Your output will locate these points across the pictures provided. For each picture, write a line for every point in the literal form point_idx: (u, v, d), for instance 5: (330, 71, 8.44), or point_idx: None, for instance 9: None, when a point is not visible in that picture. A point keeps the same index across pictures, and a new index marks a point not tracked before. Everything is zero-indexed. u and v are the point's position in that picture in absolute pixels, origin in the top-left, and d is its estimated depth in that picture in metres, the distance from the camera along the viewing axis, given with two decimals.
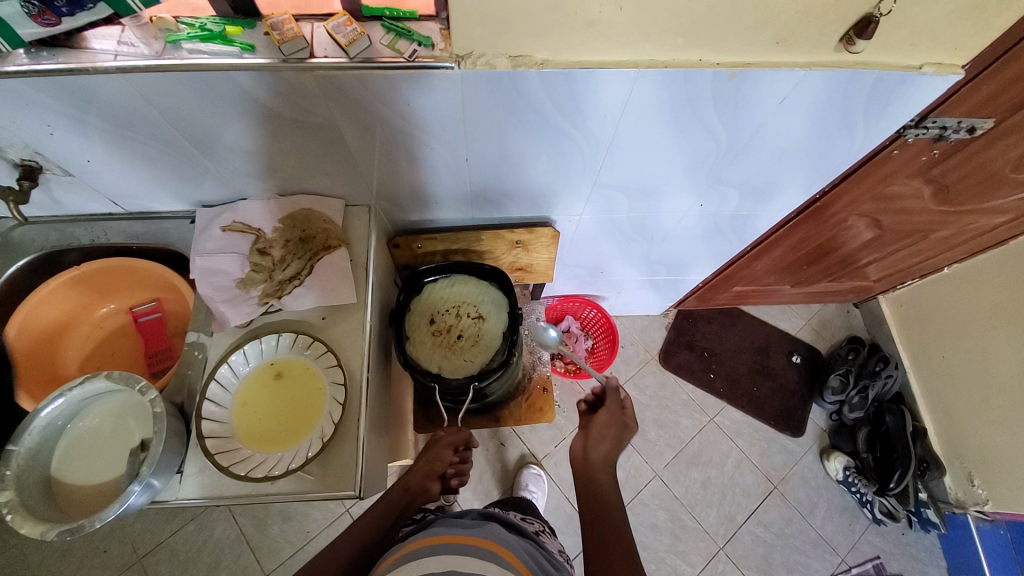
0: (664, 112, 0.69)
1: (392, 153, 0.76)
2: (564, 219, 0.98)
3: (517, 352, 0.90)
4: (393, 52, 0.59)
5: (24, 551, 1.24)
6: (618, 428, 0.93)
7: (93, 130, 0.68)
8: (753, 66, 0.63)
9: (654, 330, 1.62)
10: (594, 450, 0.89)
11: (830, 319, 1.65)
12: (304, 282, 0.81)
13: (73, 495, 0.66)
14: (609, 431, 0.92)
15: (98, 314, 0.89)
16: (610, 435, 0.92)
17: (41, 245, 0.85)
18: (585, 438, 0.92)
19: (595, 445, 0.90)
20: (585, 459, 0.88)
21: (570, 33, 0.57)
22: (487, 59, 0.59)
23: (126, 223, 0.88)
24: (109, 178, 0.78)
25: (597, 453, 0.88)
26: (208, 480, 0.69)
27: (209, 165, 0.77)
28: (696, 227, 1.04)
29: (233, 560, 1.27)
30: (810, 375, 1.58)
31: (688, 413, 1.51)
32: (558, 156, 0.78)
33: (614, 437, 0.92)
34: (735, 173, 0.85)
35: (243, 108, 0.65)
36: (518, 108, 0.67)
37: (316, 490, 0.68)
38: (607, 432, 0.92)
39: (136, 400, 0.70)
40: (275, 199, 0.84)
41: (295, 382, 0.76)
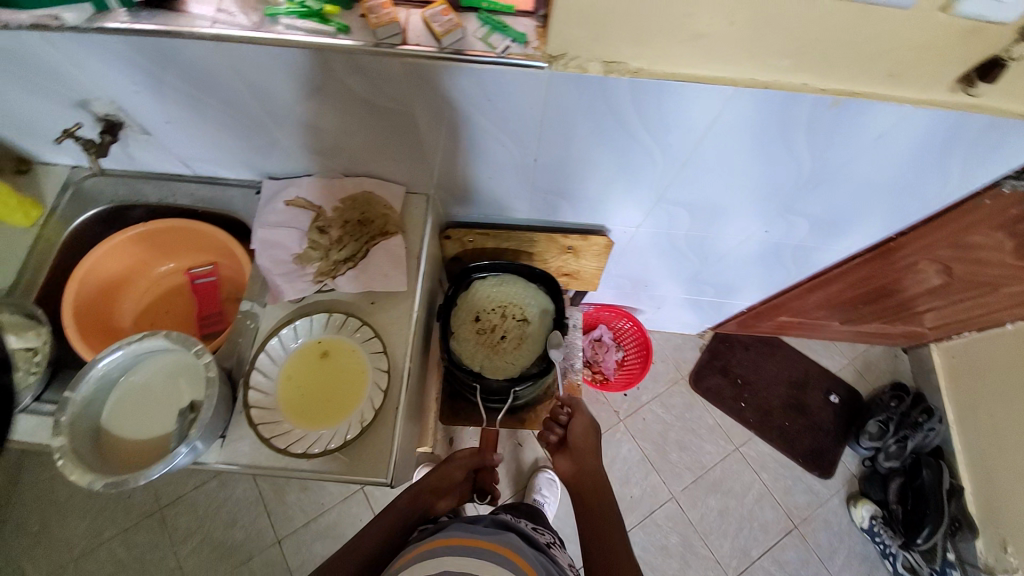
0: (752, 133, 0.66)
1: (463, 146, 0.75)
2: (619, 230, 0.96)
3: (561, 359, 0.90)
4: (485, 46, 0.58)
5: (57, 484, 1.30)
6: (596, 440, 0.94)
7: (178, 93, 0.69)
8: (859, 96, 0.60)
9: (688, 350, 1.58)
10: (588, 461, 0.89)
11: (874, 361, 1.59)
12: (358, 264, 0.81)
13: (120, 449, 0.67)
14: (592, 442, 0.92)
15: (157, 272, 0.92)
16: (591, 446, 0.91)
17: (111, 197, 0.88)
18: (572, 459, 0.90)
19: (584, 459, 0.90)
20: (577, 475, 0.88)
21: (672, 44, 0.55)
22: (580, 62, 0.58)
23: (193, 186, 0.89)
24: (184, 140, 0.80)
25: (594, 463, 0.89)
26: (247, 448, 0.69)
27: (281, 139, 0.77)
28: (756, 253, 1.00)
29: (247, 523, 1.30)
30: (847, 417, 1.52)
31: (714, 439, 1.47)
32: (630, 166, 0.75)
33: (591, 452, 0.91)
34: (809, 204, 0.82)
35: (326, 87, 0.65)
36: (602, 114, 0.65)
37: (349, 474, 0.68)
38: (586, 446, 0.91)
39: (189, 361, 0.72)
40: (339, 178, 0.85)
41: (337, 362, 0.77)
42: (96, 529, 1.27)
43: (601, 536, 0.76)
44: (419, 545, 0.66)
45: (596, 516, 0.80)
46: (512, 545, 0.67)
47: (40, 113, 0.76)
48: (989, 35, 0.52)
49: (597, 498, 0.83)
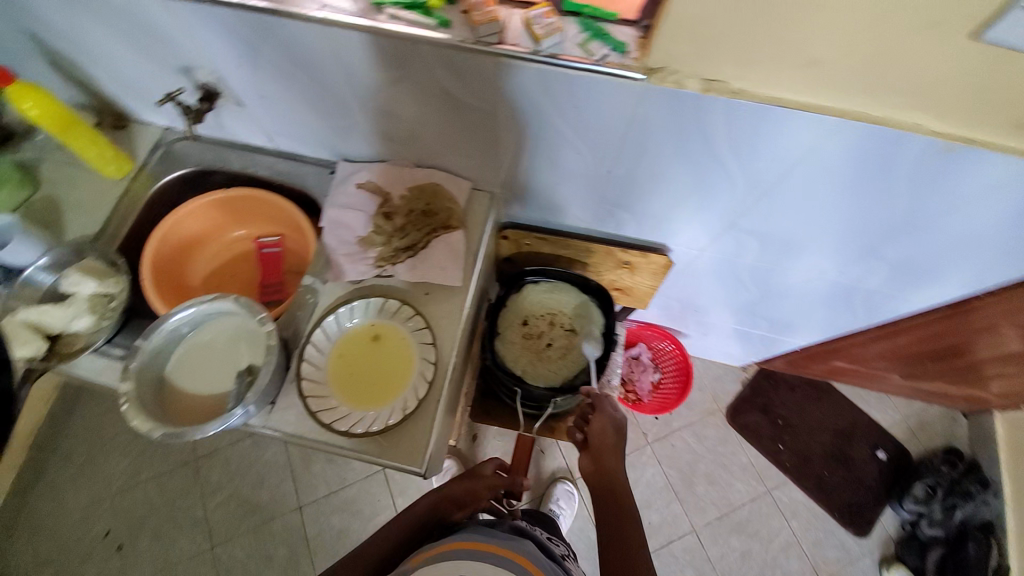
0: (848, 167, 0.62)
1: (536, 149, 0.75)
2: (681, 251, 0.93)
3: (604, 375, 0.92)
4: (582, 53, 0.57)
5: (109, 420, 1.38)
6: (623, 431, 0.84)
7: (275, 70, 0.72)
8: (977, 143, 0.55)
9: (728, 382, 1.52)
10: (606, 461, 0.80)
11: (930, 422, 1.48)
12: (418, 254, 0.82)
13: (178, 401, 0.71)
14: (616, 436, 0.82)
15: (229, 236, 0.96)
16: (609, 447, 0.81)
17: (197, 161, 0.93)
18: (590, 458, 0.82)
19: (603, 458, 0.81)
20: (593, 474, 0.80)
21: (781, 68, 0.52)
22: (678, 77, 0.56)
23: (272, 159, 0.93)
24: (272, 115, 0.83)
25: (613, 463, 0.80)
26: (293, 418, 0.72)
27: (361, 123, 0.79)
28: (822, 292, 0.95)
29: (273, 485, 1.34)
30: (893, 476, 1.42)
31: (744, 477, 1.41)
32: (707, 188, 0.73)
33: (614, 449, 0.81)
34: (892, 249, 0.77)
35: (416, 77, 0.66)
36: (690, 132, 0.63)
37: (387, 459, 0.70)
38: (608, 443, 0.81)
39: (251, 326, 0.74)
40: (410, 167, 0.86)
41: (388, 348, 0.78)
42: (136, 469, 1.35)
43: (621, 553, 0.71)
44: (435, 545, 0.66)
45: (620, 531, 0.74)
46: (528, 553, 0.67)
47: (147, 76, 0.81)
48: None
49: (618, 508, 0.76)
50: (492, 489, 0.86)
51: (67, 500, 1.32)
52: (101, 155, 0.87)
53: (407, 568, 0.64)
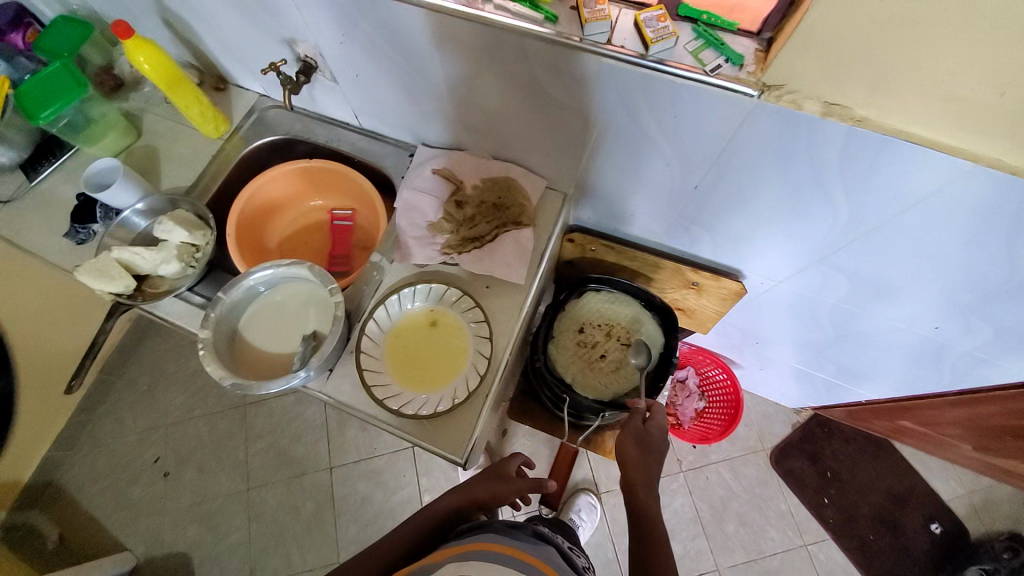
0: (975, 217, 0.56)
1: (620, 156, 0.73)
2: (755, 279, 0.88)
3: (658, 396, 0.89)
4: (694, 61, 0.54)
5: (173, 356, 1.49)
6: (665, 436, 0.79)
7: (372, 50, 0.74)
8: None
9: (777, 421, 1.44)
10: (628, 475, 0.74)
11: (1004, 506, 1.33)
12: (484, 246, 0.82)
13: (248, 354, 0.75)
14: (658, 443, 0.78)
15: (306, 205, 1.00)
16: (634, 462, 0.75)
17: (286, 129, 0.98)
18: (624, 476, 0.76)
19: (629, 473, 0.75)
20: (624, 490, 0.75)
21: (917, 101, 0.48)
22: (797, 97, 0.52)
23: (356, 136, 0.96)
24: (362, 93, 0.85)
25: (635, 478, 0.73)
26: (347, 388, 0.74)
27: (446, 110, 0.80)
28: (907, 344, 0.87)
29: (308, 443, 1.40)
30: (945, 553, 1.30)
31: (780, 526, 1.33)
32: (800, 217, 0.68)
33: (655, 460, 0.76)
34: (1003, 311, 0.69)
35: (511, 71, 0.66)
36: (796, 156, 0.59)
37: (432, 445, 0.70)
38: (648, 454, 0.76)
39: (321, 293, 0.77)
40: (487, 159, 0.86)
41: (445, 335, 0.78)
42: (188, 406, 1.44)
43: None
44: (457, 544, 0.66)
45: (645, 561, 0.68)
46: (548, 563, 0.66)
47: (253, 44, 0.85)
48: None
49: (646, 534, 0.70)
50: (519, 493, 0.83)
51: (125, 423, 1.43)
52: (201, 113, 0.92)
53: (430, 564, 0.64)
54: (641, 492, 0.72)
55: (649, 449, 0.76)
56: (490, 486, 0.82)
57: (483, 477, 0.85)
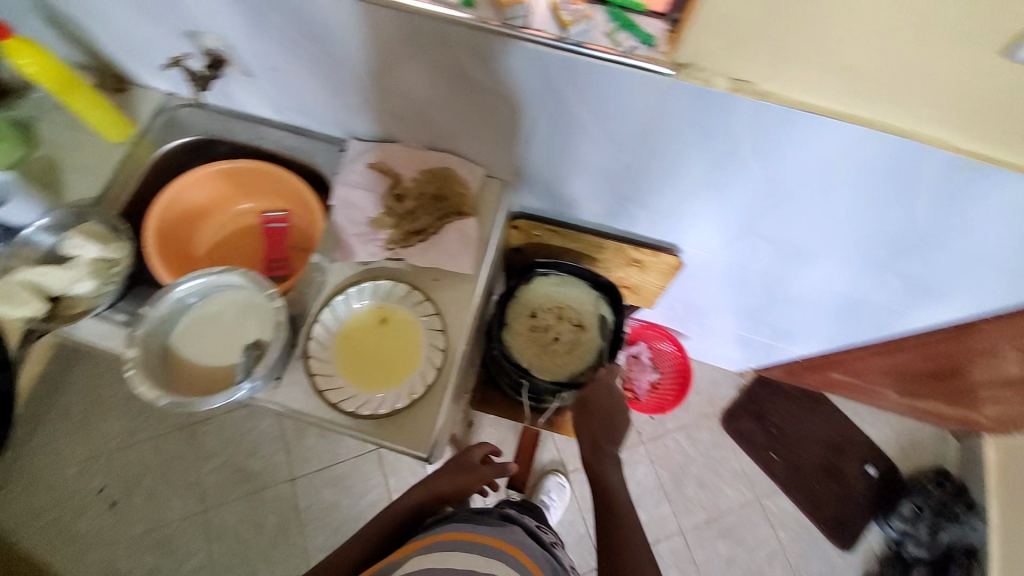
0: (870, 179, 0.62)
1: (554, 140, 0.74)
2: (691, 253, 0.92)
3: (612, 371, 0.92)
4: (609, 43, 0.56)
5: (103, 382, 1.37)
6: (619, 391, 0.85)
7: (286, 39, 0.70)
8: (1003, 163, 0.55)
9: (724, 386, 1.53)
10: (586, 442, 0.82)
11: (923, 441, 1.49)
12: (428, 238, 0.81)
13: (184, 371, 0.71)
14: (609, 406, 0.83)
15: (235, 209, 0.96)
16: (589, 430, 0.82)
17: (201, 129, 0.92)
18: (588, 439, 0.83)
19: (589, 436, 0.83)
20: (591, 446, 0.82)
21: (810, 72, 0.52)
22: (706, 75, 0.55)
23: (280, 132, 0.92)
24: (284, 87, 0.81)
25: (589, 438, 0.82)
26: (299, 395, 0.71)
27: (374, 100, 0.78)
28: (829, 301, 0.95)
29: (265, 456, 1.34)
30: (882, 493, 1.44)
31: (734, 483, 1.42)
32: (724, 190, 0.72)
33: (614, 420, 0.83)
34: (905, 263, 0.76)
35: (436, 58, 0.65)
36: (713, 131, 0.62)
37: (393, 443, 0.70)
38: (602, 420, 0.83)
39: (258, 300, 0.74)
40: (423, 150, 0.85)
41: (397, 334, 0.77)
42: (129, 430, 1.34)
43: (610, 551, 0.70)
44: (420, 539, 0.66)
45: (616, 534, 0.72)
46: (511, 543, 0.66)
47: (154, 39, 0.79)
48: None
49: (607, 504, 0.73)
50: (482, 481, 0.84)
51: (59, 454, 1.32)
52: (103, 117, 0.86)
53: (398, 559, 0.64)
54: (605, 453, 0.81)
55: (603, 416, 0.83)
56: (457, 479, 0.83)
57: (447, 471, 0.85)
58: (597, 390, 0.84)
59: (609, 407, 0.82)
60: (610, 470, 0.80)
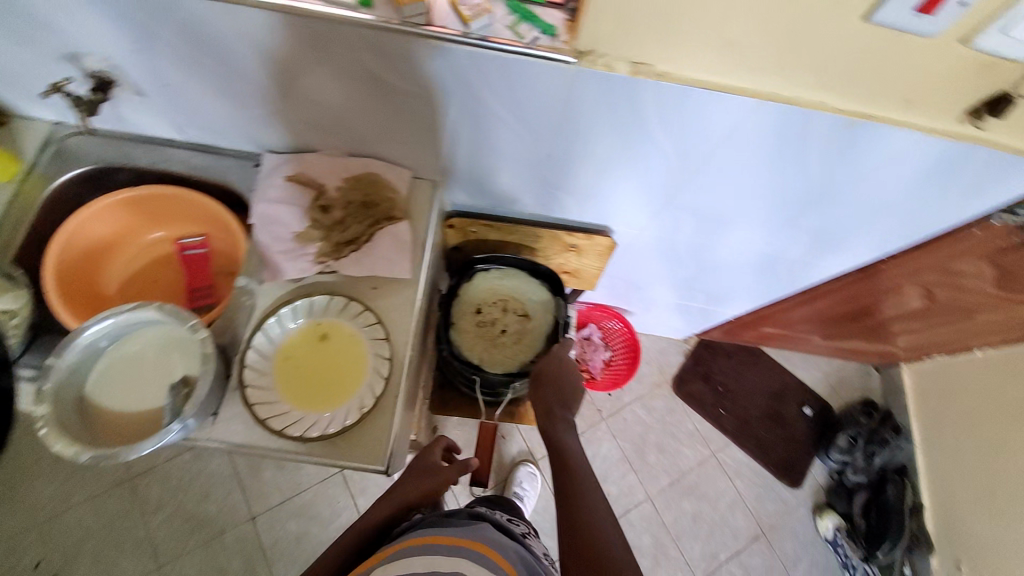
0: (767, 145, 0.67)
1: (475, 135, 0.74)
2: (623, 232, 0.96)
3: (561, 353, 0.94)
4: (512, 35, 0.57)
5: (19, 449, 1.24)
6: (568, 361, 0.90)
7: (177, 52, 0.66)
8: (874, 119, 0.62)
9: (673, 354, 1.61)
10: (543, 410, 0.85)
11: (849, 377, 1.64)
12: (361, 247, 0.79)
13: (106, 420, 0.66)
14: (559, 376, 0.88)
15: (146, 239, 0.90)
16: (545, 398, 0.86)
17: (96, 158, 0.85)
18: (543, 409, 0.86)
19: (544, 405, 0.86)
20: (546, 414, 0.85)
21: (700, 50, 0.55)
22: (608, 60, 0.58)
23: (187, 152, 0.86)
24: (184, 104, 0.76)
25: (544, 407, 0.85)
26: (240, 428, 0.68)
27: (285, 110, 0.75)
28: (751, 262, 1.02)
29: (221, 497, 1.27)
30: (819, 430, 1.57)
31: (692, 443, 1.51)
32: (643, 168, 0.76)
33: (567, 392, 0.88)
34: (809, 219, 0.84)
35: (343, 63, 0.64)
36: (623, 114, 0.65)
37: (347, 460, 0.68)
38: (555, 390, 0.87)
39: (181, 334, 0.69)
40: (345, 157, 0.82)
41: (339, 350, 0.75)
42: (61, 495, 1.22)
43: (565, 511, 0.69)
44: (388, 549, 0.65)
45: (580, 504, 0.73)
46: (474, 535, 0.66)
47: (24, 63, 0.71)
48: (1002, 71, 0.54)
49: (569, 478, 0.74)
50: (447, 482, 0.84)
51: None
52: None
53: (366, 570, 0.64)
54: (557, 417, 0.84)
55: (555, 385, 0.88)
56: (425, 480, 0.83)
57: (413, 471, 0.85)
58: (548, 363, 0.89)
59: (559, 375, 0.87)
60: (567, 434, 0.82)
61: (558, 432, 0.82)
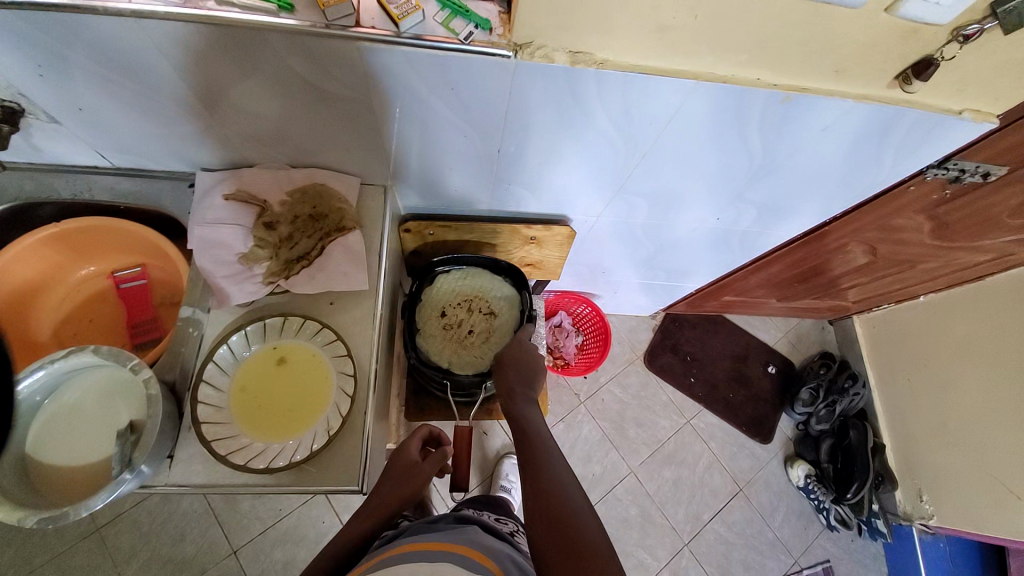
0: (710, 125, 0.68)
1: (419, 137, 0.72)
2: (580, 219, 0.96)
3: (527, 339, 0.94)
4: (447, 32, 0.55)
5: None
6: (532, 347, 0.92)
7: (84, 73, 0.60)
8: (809, 92, 0.63)
9: (642, 331, 1.65)
10: (508, 388, 0.85)
11: (806, 334, 1.72)
12: (313, 263, 0.76)
13: (52, 478, 0.62)
14: (520, 355, 0.89)
15: (78, 276, 0.84)
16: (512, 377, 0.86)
17: (13, 194, 0.78)
18: (508, 388, 0.85)
19: (509, 383, 0.86)
20: (509, 391, 0.85)
21: (638, 35, 0.55)
22: (546, 51, 0.56)
23: (113, 179, 0.80)
24: (103, 129, 0.70)
25: (508, 383, 0.86)
26: (200, 468, 0.65)
27: (216, 126, 0.70)
28: (706, 237, 1.05)
29: (199, 534, 1.22)
30: (782, 386, 1.65)
31: (667, 414, 1.56)
32: (592, 157, 0.75)
33: (529, 371, 0.89)
34: (757, 192, 0.86)
35: (270, 72, 0.60)
36: (566, 103, 0.64)
37: (320, 484, 0.65)
38: (518, 369, 0.88)
39: (124, 377, 0.66)
40: (286, 170, 0.78)
41: (300, 372, 0.72)
42: (22, 558, 1.14)
43: (536, 489, 0.69)
44: (375, 556, 0.64)
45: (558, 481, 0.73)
46: (466, 543, 0.65)
47: None
48: (926, 35, 0.56)
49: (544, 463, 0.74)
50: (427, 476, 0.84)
51: None
52: None
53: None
54: (518, 398, 0.84)
55: (517, 366, 0.89)
56: (410, 482, 0.82)
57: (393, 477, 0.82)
58: (512, 347, 0.90)
59: (523, 358, 0.88)
60: (529, 412, 0.82)
61: (527, 416, 0.81)
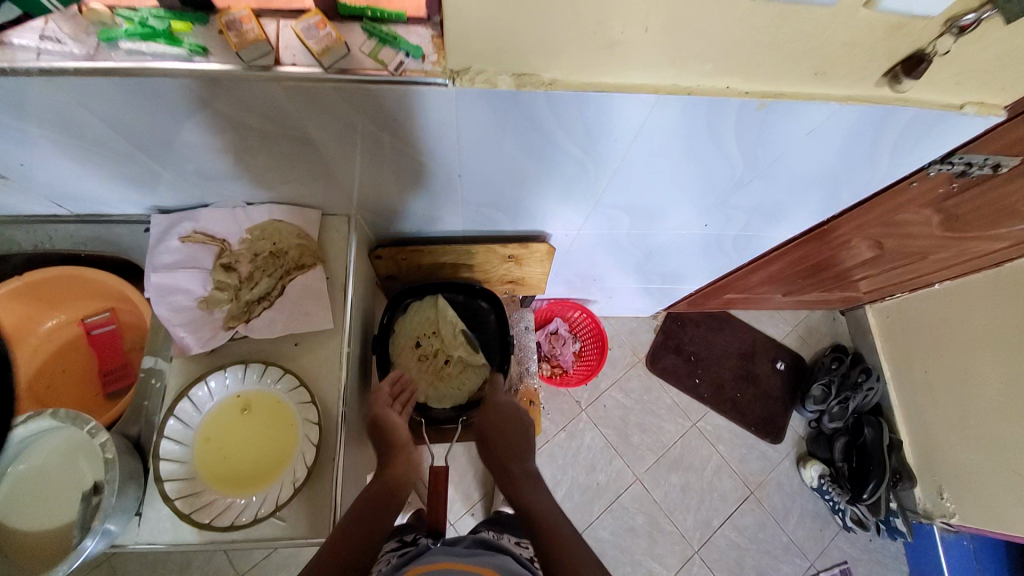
0: (682, 138, 0.63)
1: (372, 167, 0.68)
2: (560, 233, 0.91)
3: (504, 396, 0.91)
4: (376, 64, 0.51)
5: None
6: (521, 410, 0.90)
7: (12, 131, 0.57)
8: (785, 97, 0.57)
9: (643, 333, 1.60)
10: (504, 445, 0.84)
11: (816, 326, 1.65)
12: (274, 303, 0.73)
13: (21, 546, 0.61)
14: (509, 416, 0.87)
15: (47, 326, 0.83)
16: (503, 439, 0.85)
17: None
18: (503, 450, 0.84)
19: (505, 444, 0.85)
20: (503, 460, 0.83)
21: (590, 53, 0.50)
22: (488, 76, 0.52)
23: (72, 227, 0.78)
24: (51, 180, 0.68)
25: (504, 448, 0.84)
26: (169, 524, 0.64)
27: (162, 171, 0.67)
28: (696, 241, 0.99)
29: (203, 562, 1.22)
30: (793, 381, 1.58)
31: (672, 417, 1.51)
32: (559, 176, 0.71)
33: (519, 436, 0.87)
34: (743, 199, 0.81)
35: (198, 116, 0.56)
36: (521, 126, 0.59)
37: (288, 538, 0.63)
38: (508, 437, 0.85)
39: (83, 437, 0.64)
40: (242, 208, 0.75)
41: (263, 418, 0.70)
42: None
43: None
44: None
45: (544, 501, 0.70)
46: (487, 563, 0.66)
47: None
48: (915, 30, 0.49)
49: None
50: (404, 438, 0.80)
51: None
52: None
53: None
54: (515, 472, 0.81)
55: (505, 430, 0.86)
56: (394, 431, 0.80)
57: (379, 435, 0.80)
58: (495, 416, 0.88)
59: (507, 424, 0.87)
60: None
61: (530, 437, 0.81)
